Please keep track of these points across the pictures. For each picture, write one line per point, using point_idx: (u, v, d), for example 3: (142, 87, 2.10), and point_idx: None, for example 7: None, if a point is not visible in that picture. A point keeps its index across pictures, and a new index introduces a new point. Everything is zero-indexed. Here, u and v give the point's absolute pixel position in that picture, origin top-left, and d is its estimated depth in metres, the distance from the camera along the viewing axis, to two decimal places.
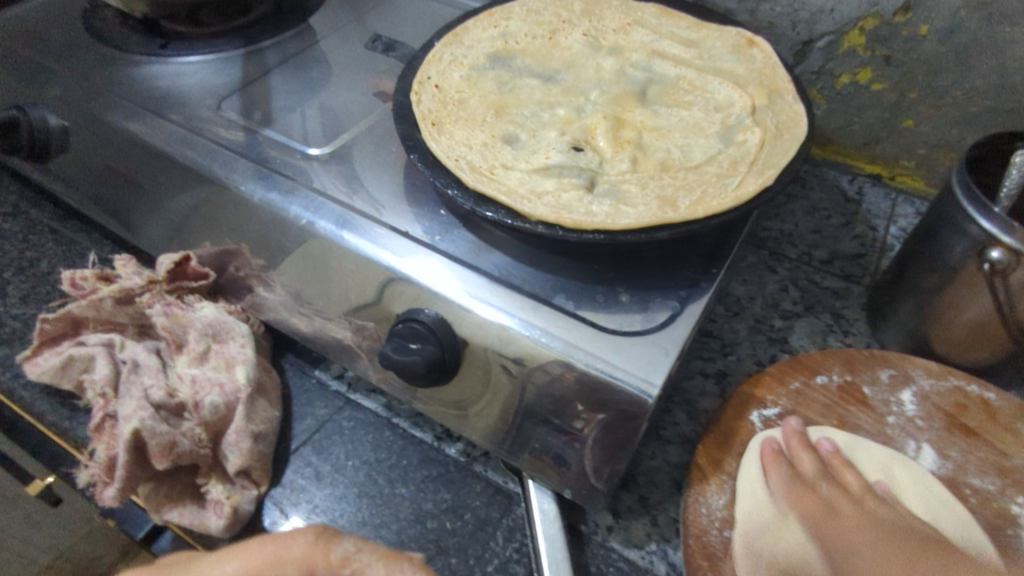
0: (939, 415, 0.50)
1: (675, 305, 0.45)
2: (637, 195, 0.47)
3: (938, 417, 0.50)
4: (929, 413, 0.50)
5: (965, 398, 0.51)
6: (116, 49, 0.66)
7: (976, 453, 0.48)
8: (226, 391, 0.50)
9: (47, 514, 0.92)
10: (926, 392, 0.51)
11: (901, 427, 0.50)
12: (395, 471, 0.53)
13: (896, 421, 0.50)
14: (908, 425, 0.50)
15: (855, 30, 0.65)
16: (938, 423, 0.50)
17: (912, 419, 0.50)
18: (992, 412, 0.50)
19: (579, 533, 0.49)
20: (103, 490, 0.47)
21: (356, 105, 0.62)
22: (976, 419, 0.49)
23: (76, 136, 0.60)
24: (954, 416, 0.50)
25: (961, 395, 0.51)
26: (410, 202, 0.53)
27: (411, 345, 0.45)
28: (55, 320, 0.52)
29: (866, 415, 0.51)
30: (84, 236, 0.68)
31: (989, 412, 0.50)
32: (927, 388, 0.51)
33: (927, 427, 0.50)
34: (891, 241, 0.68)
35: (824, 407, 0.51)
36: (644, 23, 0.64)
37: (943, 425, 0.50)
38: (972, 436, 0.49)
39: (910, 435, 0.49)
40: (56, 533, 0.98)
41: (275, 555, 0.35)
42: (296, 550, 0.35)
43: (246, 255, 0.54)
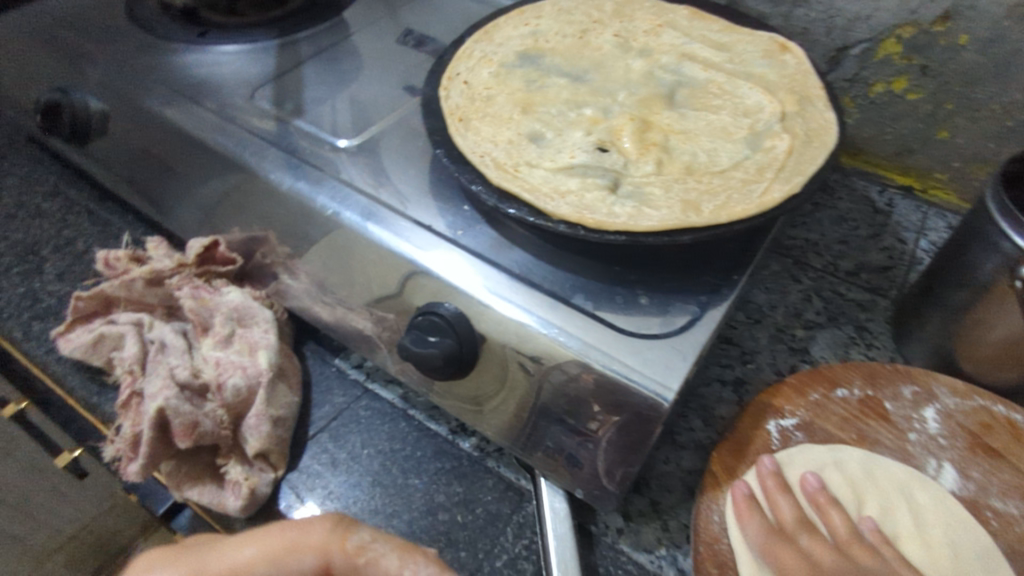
0: (962, 434, 0.49)
1: (695, 310, 0.45)
2: (660, 198, 0.47)
3: (961, 437, 0.49)
4: (953, 432, 0.49)
5: (990, 417, 0.49)
6: (157, 37, 0.68)
7: (1000, 475, 0.47)
8: (248, 374, 0.50)
9: (73, 486, 0.95)
10: (952, 411, 0.50)
11: (923, 445, 0.49)
12: (409, 462, 0.54)
13: (918, 438, 0.49)
14: (930, 444, 0.49)
15: (892, 38, 0.64)
16: (960, 443, 0.49)
17: (935, 437, 0.49)
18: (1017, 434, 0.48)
19: (589, 533, 0.50)
20: (127, 465, 0.49)
21: (385, 99, 0.63)
22: (1001, 441, 0.48)
23: (114, 120, 0.62)
24: (977, 436, 0.49)
25: (987, 415, 0.50)
26: (435, 196, 0.53)
27: (430, 338, 0.45)
28: (89, 298, 0.54)
29: (887, 430, 0.50)
30: (119, 218, 0.70)
31: (1016, 433, 0.48)
32: (953, 407, 0.50)
33: (950, 447, 0.49)
34: (920, 254, 0.67)
35: (846, 420, 0.50)
36: (675, 25, 0.64)
37: (965, 444, 0.49)
38: (996, 458, 0.48)
39: (930, 453, 0.49)
40: (81, 505, 1.01)
41: (294, 540, 0.36)
42: (314, 536, 0.36)
43: (273, 243, 0.56)
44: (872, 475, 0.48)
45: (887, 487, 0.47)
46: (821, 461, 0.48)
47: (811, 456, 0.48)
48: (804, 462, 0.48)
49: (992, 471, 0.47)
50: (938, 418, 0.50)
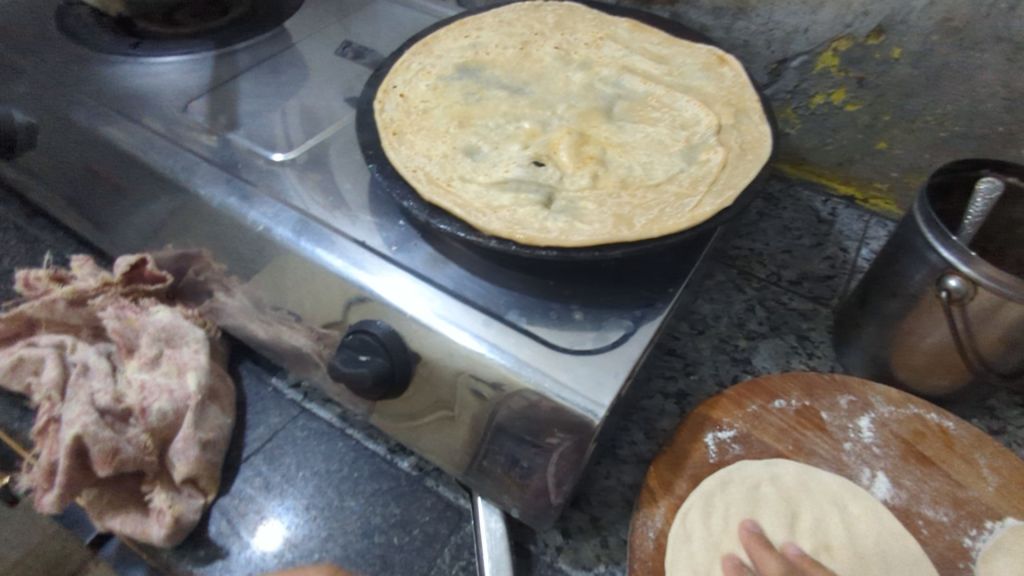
0: (889, 439, 0.50)
1: (629, 324, 0.45)
2: (593, 213, 0.47)
3: (890, 443, 0.50)
4: (882, 439, 0.50)
5: (916, 424, 0.51)
6: (88, 48, 0.66)
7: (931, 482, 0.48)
8: (176, 398, 0.49)
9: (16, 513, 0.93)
10: (881, 417, 0.51)
11: (854, 452, 0.50)
12: (345, 483, 0.52)
13: (848, 445, 0.50)
14: (861, 452, 0.50)
15: (829, 51, 0.65)
16: (889, 449, 0.49)
17: (865, 445, 0.50)
18: (943, 440, 0.49)
19: (527, 552, 0.49)
20: (42, 496, 0.46)
21: (324, 112, 0.62)
22: (928, 452, 0.49)
23: (43, 134, 0.60)
24: (906, 441, 0.50)
25: (913, 423, 0.51)
26: (371, 211, 0.52)
27: (360, 357, 0.44)
28: (8, 320, 0.52)
29: (818, 438, 0.50)
30: (49, 234, 0.68)
31: (942, 441, 0.49)
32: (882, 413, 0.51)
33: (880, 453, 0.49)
34: (862, 263, 0.68)
35: (779, 428, 0.51)
36: (616, 38, 0.64)
37: (893, 447, 0.49)
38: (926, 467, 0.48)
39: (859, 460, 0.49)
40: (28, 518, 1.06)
41: None
42: None
43: (207, 260, 0.54)
44: (807, 487, 0.48)
45: (823, 496, 0.47)
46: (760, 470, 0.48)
47: (749, 466, 0.48)
48: (743, 477, 0.48)
49: (923, 479, 0.48)
50: (868, 425, 0.51)
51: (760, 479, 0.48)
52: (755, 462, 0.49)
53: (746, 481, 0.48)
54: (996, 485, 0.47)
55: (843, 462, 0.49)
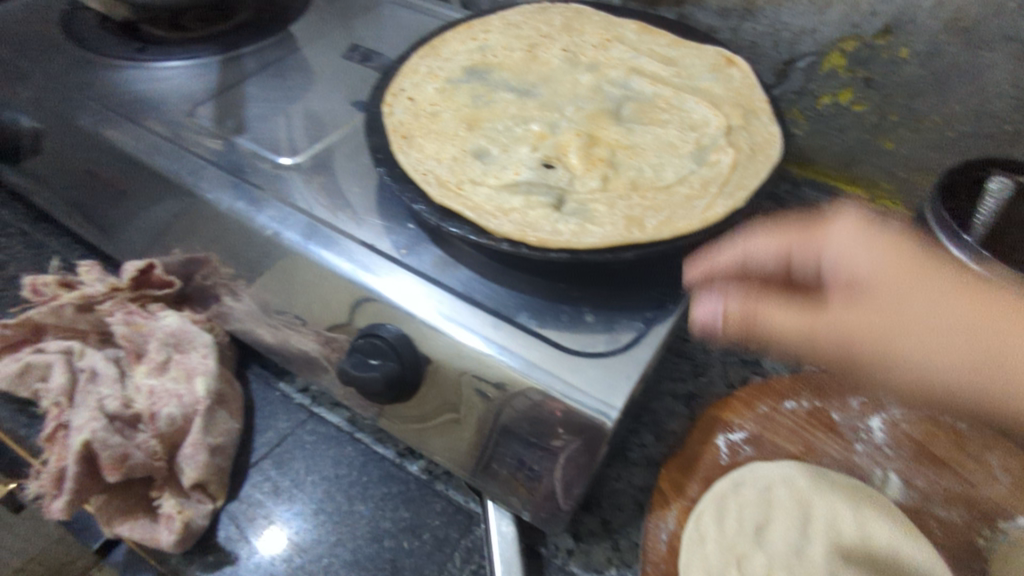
0: (880, 243, 0.43)
1: (640, 326, 0.45)
2: (604, 215, 0.47)
3: (882, 238, 0.43)
4: (871, 241, 0.43)
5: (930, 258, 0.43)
6: (93, 52, 0.65)
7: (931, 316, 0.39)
8: (184, 403, 0.48)
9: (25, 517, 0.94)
10: (867, 228, 0.44)
11: (846, 257, 0.43)
12: (354, 488, 0.52)
13: (841, 241, 0.44)
14: (855, 277, 0.42)
15: (836, 52, 0.65)
16: (880, 251, 0.42)
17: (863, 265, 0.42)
18: (962, 288, 0.41)
19: (538, 555, 0.48)
20: (51, 502, 0.45)
21: (330, 115, 0.61)
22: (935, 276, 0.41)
23: (48, 138, 0.60)
24: (911, 265, 0.41)
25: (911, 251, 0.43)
26: (379, 214, 0.52)
27: (370, 361, 0.44)
28: (15, 325, 0.51)
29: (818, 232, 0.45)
30: (54, 240, 0.67)
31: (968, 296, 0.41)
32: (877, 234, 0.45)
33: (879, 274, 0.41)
34: None
35: (770, 244, 0.46)
36: (624, 40, 0.64)
37: (893, 271, 0.41)
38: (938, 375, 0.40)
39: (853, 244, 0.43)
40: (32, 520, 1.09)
41: None
42: None
43: (214, 264, 0.54)
44: (820, 488, 0.48)
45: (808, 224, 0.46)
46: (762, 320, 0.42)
47: (733, 306, 0.43)
48: (755, 479, 0.47)
49: (920, 271, 0.41)
50: (855, 226, 0.43)
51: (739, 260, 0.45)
52: (739, 289, 0.45)
53: (759, 483, 0.47)
54: (997, 318, 0.39)
55: (834, 287, 0.43)
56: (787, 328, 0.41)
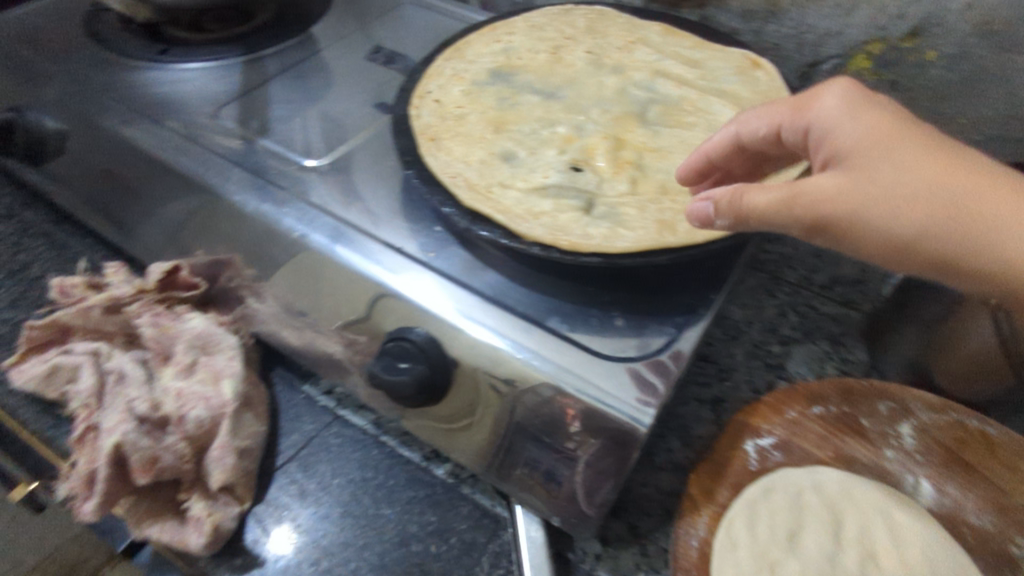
0: (879, 104, 0.34)
1: (672, 331, 0.45)
2: (635, 219, 0.47)
3: (880, 106, 0.33)
4: (866, 105, 0.33)
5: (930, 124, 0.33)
6: (116, 53, 0.66)
7: (899, 203, 0.31)
8: (212, 405, 0.48)
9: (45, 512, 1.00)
10: (868, 90, 0.34)
11: (829, 122, 0.34)
12: (380, 491, 0.52)
13: (828, 102, 0.34)
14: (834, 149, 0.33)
15: (862, 54, 0.64)
16: (869, 114, 0.33)
17: (848, 129, 0.33)
18: (963, 157, 0.31)
19: (566, 561, 0.48)
20: (81, 504, 0.45)
21: (354, 117, 0.61)
22: (931, 144, 0.31)
23: (72, 139, 0.60)
24: (910, 127, 0.32)
25: (920, 122, 0.33)
26: (406, 217, 0.52)
27: (399, 364, 0.44)
28: (43, 327, 0.51)
29: (807, 99, 0.36)
30: (77, 240, 0.67)
31: (976, 169, 0.31)
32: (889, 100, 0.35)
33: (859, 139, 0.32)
34: None
35: (765, 110, 0.38)
36: (647, 42, 0.64)
37: (883, 131, 0.32)
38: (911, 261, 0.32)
39: (841, 107, 0.34)
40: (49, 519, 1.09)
41: None
42: None
43: (238, 266, 0.54)
44: (850, 494, 0.48)
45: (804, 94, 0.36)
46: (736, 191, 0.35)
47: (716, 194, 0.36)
48: (786, 484, 0.47)
49: (908, 149, 0.31)
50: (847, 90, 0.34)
51: (733, 141, 0.41)
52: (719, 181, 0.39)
53: (788, 489, 0.47)
54: (1003, 196, 0.29)
55: (813, 146, 0.35)
56: (755, 208, 0.34)
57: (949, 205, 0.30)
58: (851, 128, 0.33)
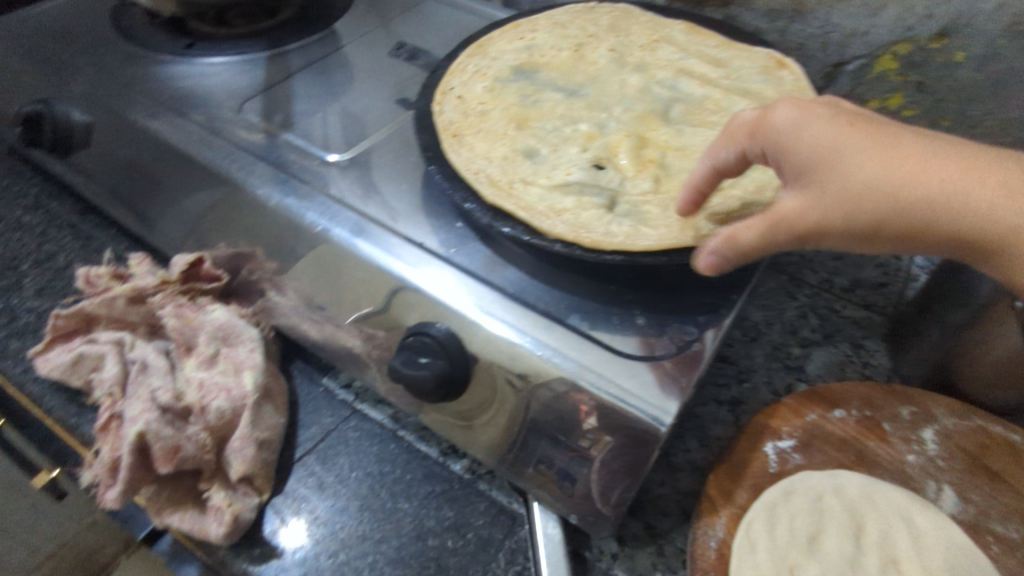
0: (822, 115, 0.35)
1: (693, 331, 0.44)
2: (658, 217, 0.46)
3: (824, 117, 0.35)
4: (812, 120, 0.35)
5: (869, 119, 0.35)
6: (142, 47, 0.66)
7: (865, 204, 0.33)
8: (233, 397, 0.49)
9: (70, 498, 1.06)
10: (810, 105, 0.36)
11: (785, 143, 0.36)
12: (398, 485, 0.52)
13: (779, 125, 0.36)
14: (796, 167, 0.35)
15: (888, 55, 0.63)
16: (817, 129, 0.35)
17: (802, 148, 0.35)
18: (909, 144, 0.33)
19: (583, 559, 0.47)
20: (105, 491, 0.46)
21: (376, 113, 0.62)
22: (877, 144, 0.33)
23: (98, 131, 0.60)
24: (855, 133, 0.34)
25: (859, 118, 0.35)
26: (427, 213, 0.52)
27: (420, 358, 0.44)
28: (68, 316, 0.52)
29: (761, 125, 0.37)
30: (102, 231, 0.68)
31: (923, 154, 0.33)
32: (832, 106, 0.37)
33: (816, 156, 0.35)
34: (916, 272, 0.67)
35: (728, 140, 0.39)
36: (671, 40, 0.64)
37: (833, 143, 0.34)
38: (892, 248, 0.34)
39: (791, 130, 0.36)
40: (68, 507, 1.10)
41: None
42: None
43: (260, 259, 0.54)
44: (871, 499, 0.46)
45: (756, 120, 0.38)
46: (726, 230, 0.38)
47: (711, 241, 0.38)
48: (806, 488, 0.46)
49: (859, 153, 0.34)
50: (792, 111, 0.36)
51: (711, 172, 0.40)
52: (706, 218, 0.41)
53: (809, 493, 0.46)
54: (949, 174, 0.32)
55: (778, 165, 0.37)
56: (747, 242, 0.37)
57: (909, 198, 0.32)
58: (803, 147, 0.35)
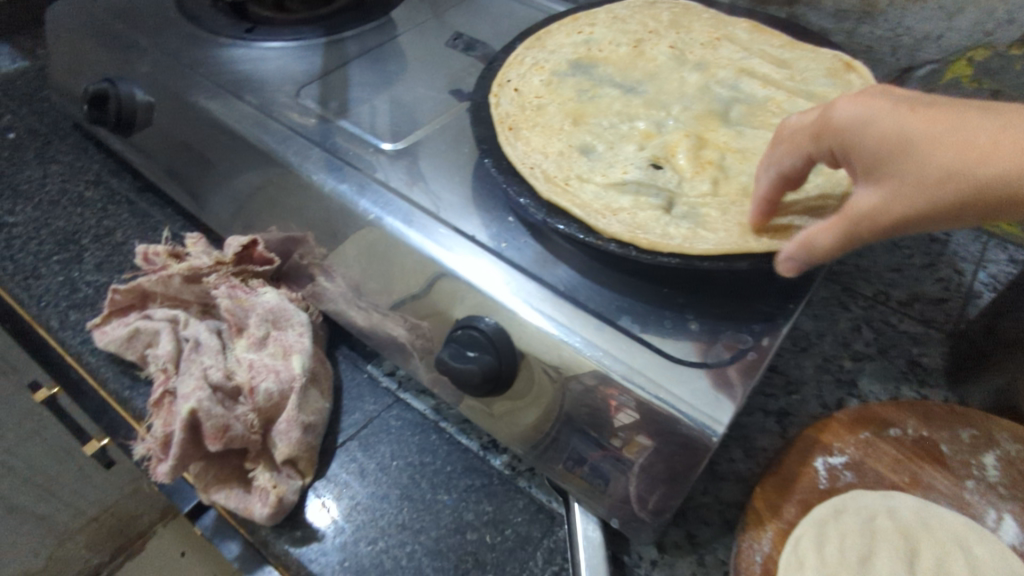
0: (884, 106, 0.34)
1: (748, 338, 0.43)
2: (717, 221, 0.45)
3: (887, 108, 0.34)
4: (874, 112, 0.34)
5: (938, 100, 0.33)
6: (205, 30, 0.67)
7: (936, 187, 0.30)
8: (282, 379, 0.49)
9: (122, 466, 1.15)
10: (871, 99, 0.35)
11: (847, 140, 0.35)
12: (438, 477, 0.52)
13: (840, 122, 0.35)
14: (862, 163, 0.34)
15: (963, 60, 0.61)
16: (879, 121, 0.33)
17: (864, 143, 0.34)
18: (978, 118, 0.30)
19: (621, 563, 0.47)
20: (157, 465, 0.47)
21: (430, 103, 0.61)
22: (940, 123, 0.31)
23: (160, 112, 0.62)
24: (922, 117, 0.32)
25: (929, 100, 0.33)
26: (479, 206, 0.52)
27: (468, 352, 0.44)
28: (126, 291, 0.53)
29: (823, 126, 0.37)
30: (158, 210, 0.69)
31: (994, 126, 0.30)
32: (903, 94, 0.35)
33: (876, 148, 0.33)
34: (979, 288, 0.64)
35: (791, 147, 0.39)
36: (734, 39, 0.62)
37: (897, 131, 0.32)
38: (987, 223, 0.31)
39: (853, 127, 0.35)
40: (116, 474, 1.18)
41: None
42: None
43: (311, 244, 0.55)
44: (926, 523, 0.45)
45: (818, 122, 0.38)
46: (802, 236, 0.37)
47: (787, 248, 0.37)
48: (857, 508, 0.45)
49: (925, 136, 0.31)
50: (852, 108, 0.35)
51: (780, 180, 0.41)
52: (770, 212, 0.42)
53: (860, 513, 0.45)
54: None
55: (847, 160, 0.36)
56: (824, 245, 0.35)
57: (987, 174, 0.29)
58: (866, 143, 0.34)
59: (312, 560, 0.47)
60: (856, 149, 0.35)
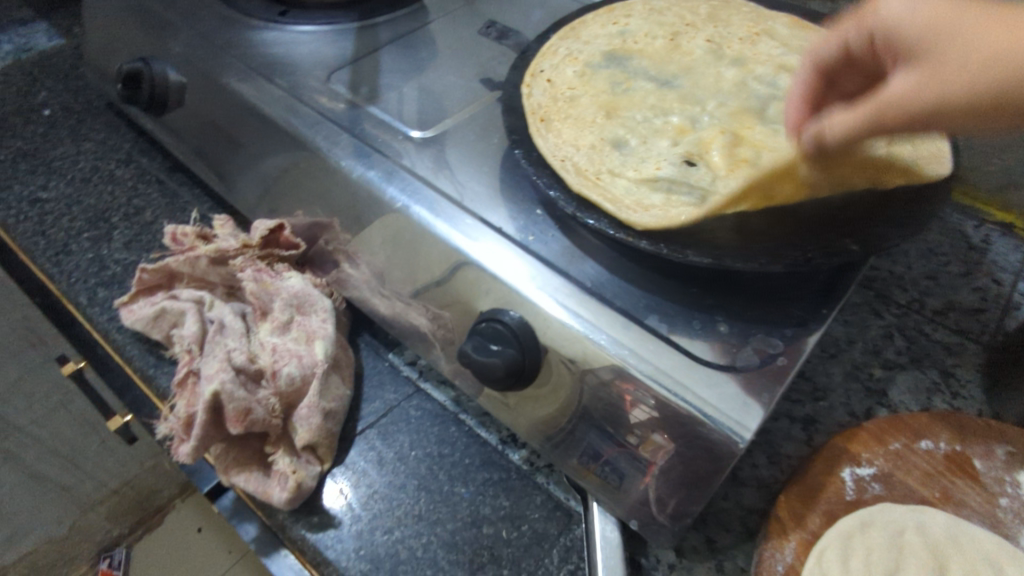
0: None
1: (779, 343, 0.42)
2: (751, 222, 0.44)
3: None
4: None
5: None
6: (238, 12, 0.67)
7: (967, 80, 0.28)
8: (304, 364, 0.50)
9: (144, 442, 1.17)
10: None
11: (886, 25, 0.32)
12: (456, 469, 0.52)
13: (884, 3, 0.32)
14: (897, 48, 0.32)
15: None
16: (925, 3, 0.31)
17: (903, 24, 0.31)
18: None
19: (638, 565, 0.46)
20: (179, 446, 0.48)
21: (460, 91, 0.61)
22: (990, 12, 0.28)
23: (192, 92, 0.62)
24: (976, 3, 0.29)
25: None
26: (507, 197, 0.51)
27: (492, 346, 0.43)
28: (153, 270, 0.54)
29: (869, 9, 0.34)
30: (187, 191, 0.70)
31: None
32: None
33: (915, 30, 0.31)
34: (1018, 299, 0.62)
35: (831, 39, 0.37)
36: (774, 34, 0.60)
37: (945, 9, 0.29)
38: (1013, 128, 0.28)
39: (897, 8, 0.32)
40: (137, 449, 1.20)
41: None
42: None
43: (337, 229, 0.54)
44: (957, 541, 0.43)
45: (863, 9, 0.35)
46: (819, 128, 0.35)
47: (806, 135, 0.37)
48: (885, 522, 0.44)
49: (970, 22, 0.29)
50: None
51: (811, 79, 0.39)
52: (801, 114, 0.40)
53: (887, 527, 0.43)
54: None
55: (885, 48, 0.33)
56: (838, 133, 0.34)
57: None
58: (906, 24, 0.31)
59: (328, 546, 0.47)
60: (896, 33, 0.32)
